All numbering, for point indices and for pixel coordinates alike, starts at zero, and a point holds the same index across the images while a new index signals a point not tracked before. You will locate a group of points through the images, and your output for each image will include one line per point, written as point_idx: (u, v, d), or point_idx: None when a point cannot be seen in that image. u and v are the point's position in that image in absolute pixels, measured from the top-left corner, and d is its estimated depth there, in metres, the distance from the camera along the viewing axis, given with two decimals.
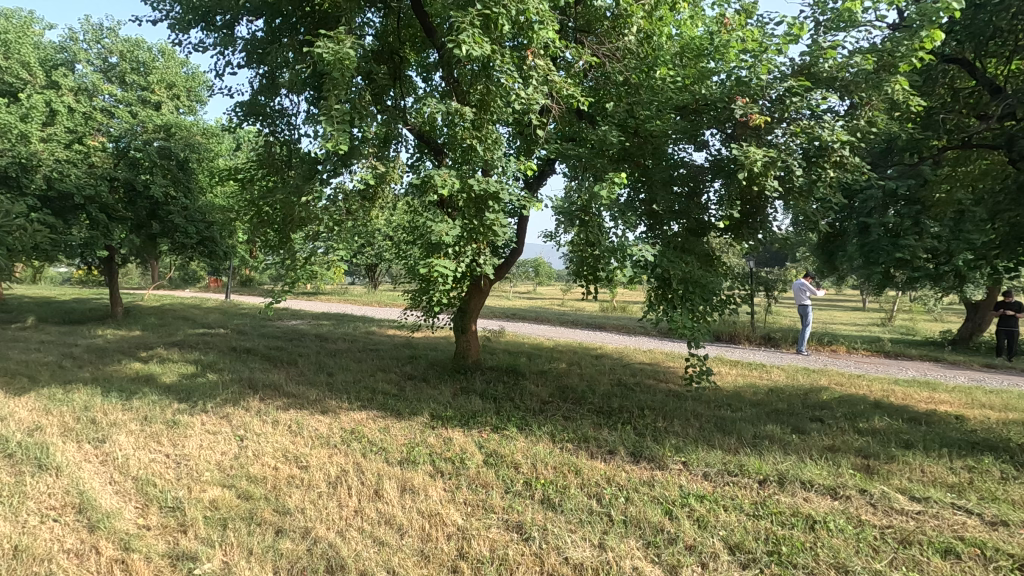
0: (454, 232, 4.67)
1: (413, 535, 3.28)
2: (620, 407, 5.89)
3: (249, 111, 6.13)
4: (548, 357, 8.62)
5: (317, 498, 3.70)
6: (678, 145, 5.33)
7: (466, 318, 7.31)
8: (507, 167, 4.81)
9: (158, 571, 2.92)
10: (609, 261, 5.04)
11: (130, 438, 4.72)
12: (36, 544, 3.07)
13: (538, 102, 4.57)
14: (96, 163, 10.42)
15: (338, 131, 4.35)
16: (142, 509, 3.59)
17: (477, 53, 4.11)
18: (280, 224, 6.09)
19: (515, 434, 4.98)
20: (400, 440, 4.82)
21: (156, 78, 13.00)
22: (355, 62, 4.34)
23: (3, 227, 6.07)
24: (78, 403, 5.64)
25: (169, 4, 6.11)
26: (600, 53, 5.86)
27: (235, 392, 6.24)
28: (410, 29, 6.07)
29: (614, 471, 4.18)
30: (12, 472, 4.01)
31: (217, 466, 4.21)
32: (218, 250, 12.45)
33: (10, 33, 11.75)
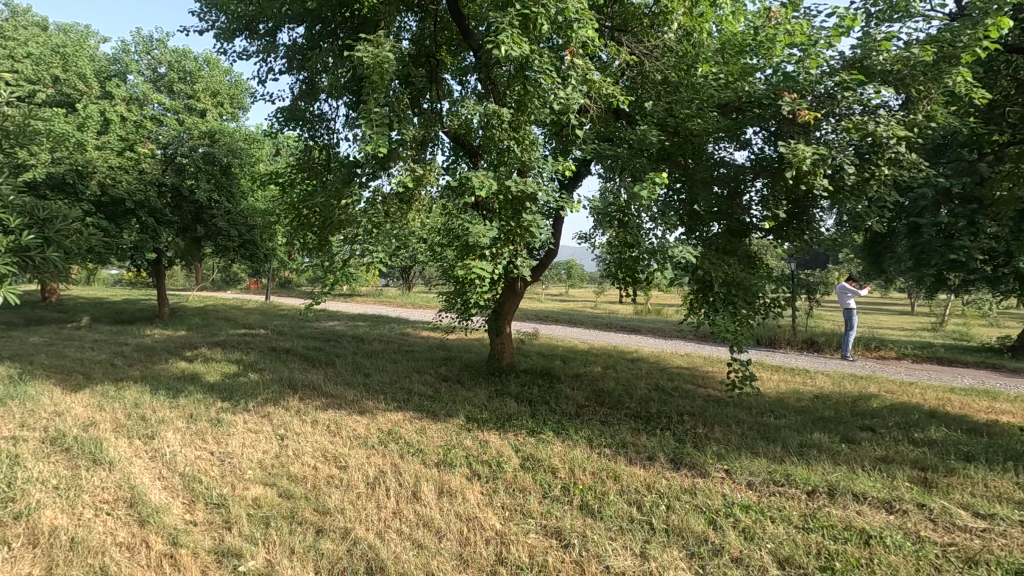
0: (492, 233, 4.65)
1: (451, 539, 3.26)
2: (658, 412, 5.76)
3: (290, 116, 6.25)
4: (583, 361, 8.53)
5: (356, 499, 3.72)
6: (719, 144, 5.23)
7: (500, 321, 7.30)
8: (545, 168, 4.77)
9: (204, 567, 2.98)
10: (647, 263, 4.93)
11: (177, 435, 4.86)
12: (91, 536, 3.18)
13: (576, 102, 4.49)
14: (146, 169, 10.87)
15: (378, 134, 4.40)
16: (189, 505, 3.68)
17: (516, 54, 4.08)
18: (319, 227, 6.19)
19: (552, 438, 4.92)
20: (436, 442, 4.83)
21: (202, 87, 13.31)
22: (395, 66, 4.39)
23: (62, 231, 6.37)
24: (129, 400, 5.86)
25: (215, 14, 6.30)
26: (639, 51, 5.76)
27: (276, 391, 6.37)
28: (447, 33, 6.09)
29: (654, 478, 4.08)
30: (69, 466, 4.18)
31: (259, 464, 4.29)
32: (258, 253, 12.80)
33: (67, 47, 12.32)
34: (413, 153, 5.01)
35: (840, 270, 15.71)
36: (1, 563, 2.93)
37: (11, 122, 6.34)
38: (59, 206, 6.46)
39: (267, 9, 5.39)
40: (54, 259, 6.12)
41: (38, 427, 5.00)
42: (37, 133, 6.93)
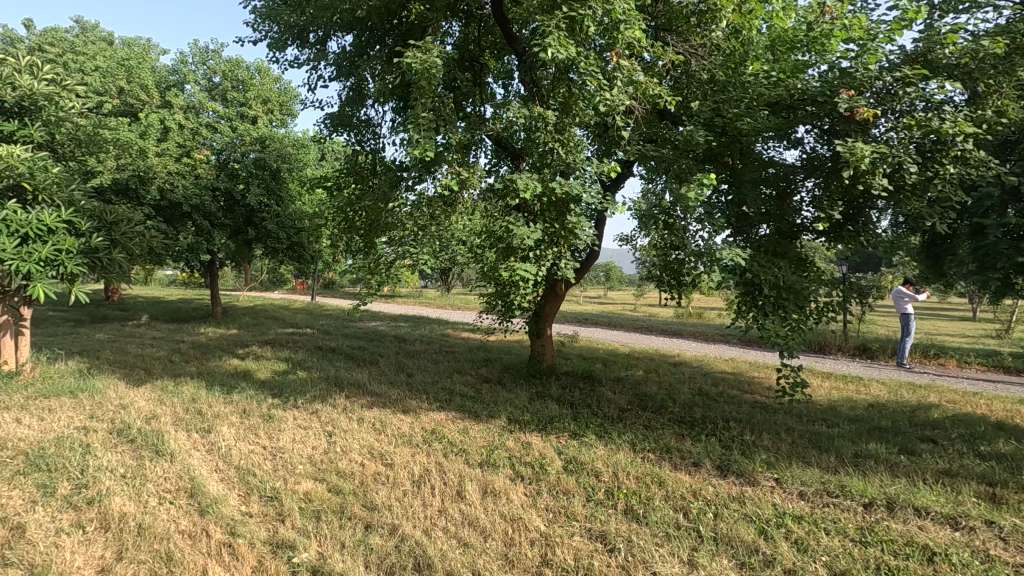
0: (537, 235, 4.66)
1: (496, 539, 3.28)
2: (703, 418, 5.64)
3: (338, 122, 6.42)
4: (624, 364, 8.43)
5: (402, 496, 3.79)
6: (768, 144, 5.11)
7: (541, 323, 7.30)
8: (591, 170, 4.75)
9: (261, 556, 3.09)
10: (694, 265, 4.83)
11: (232, 429, 5.07)
12: (156, 523, 3.35)
13: (623, 104, 4.44)
14: (201, 174, 11.39)
15: (425, 138, 4.47)
16: (244, 496, 3.83)
17: (562, 56, 4.09)
18: (365, 230, 6.33)
19: (594, 441, 4.89)
20: (479, 442, 4.88)
21: (253, 95, 13.83)
22: (443, 71, 4.46)
23: (127, 233, 6.76)
24: (187, 395, 6.14)
25: (268, 25, 6.54)
26: (684, 50, 5.68)
27: (323, 389, 6.56)
28: (491, 37, 6.15)
29: (700, 485, 4.00)
30: (134, 456, 4.42)
31: (309, 460, 4.42)
32: (305, 254, 13.22)
33: (132, 59, 13.02)
34: (458, 156, 5.07)
35: (895, 273, 15.06)
36: (77, 545, 3.14)
37: (82, 131, 6.79)
38: (124, 210, 6.88)
39: (318, 18, 5.56)
40: (121, 260, 6.52)
41: (106, 418, 5.30)
42: (106, 142, 7.41)
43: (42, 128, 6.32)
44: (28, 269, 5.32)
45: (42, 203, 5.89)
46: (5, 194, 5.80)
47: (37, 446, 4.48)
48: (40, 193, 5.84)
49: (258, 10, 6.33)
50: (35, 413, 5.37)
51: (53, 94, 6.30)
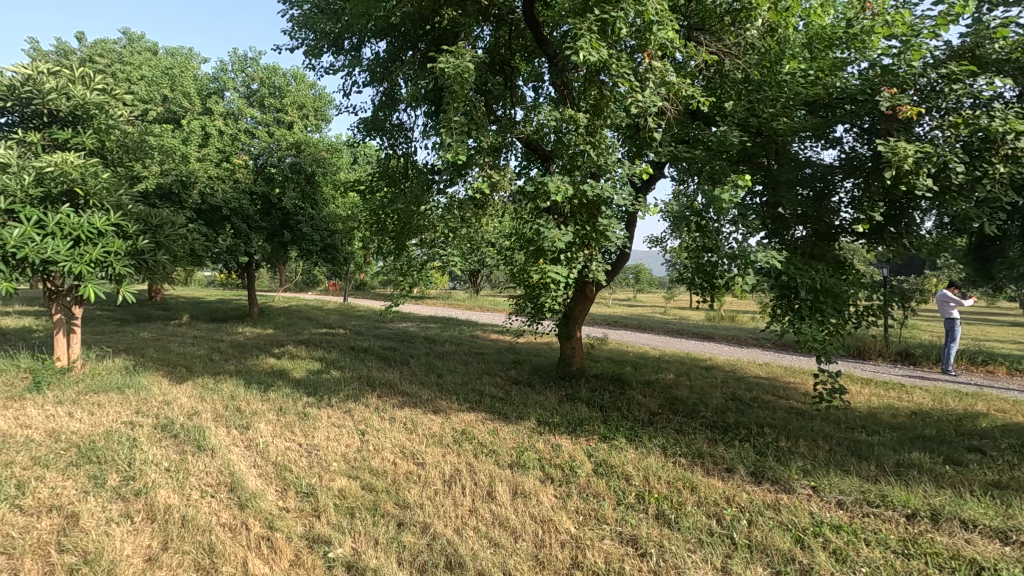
0: (568, 238, 4.65)
1: (527, 540, 3.30)
2: (736, 423, 5.54)
3: (371, 127, 6.55)
4: (654, 367, 8.34)
5: (434, 495, 3.85)
6: (805, 144, 4.97)
7: (570, 325, 7.31)
8: (622, 172, 4.71)
9: (299, 551, 3.18)
10: (727, 268, 4.76)
11: (269, 426, 5.23)
12: (199, 516, 3.47)
13: (656, 106, 4.40)
14: (240, 178, 11.84)
15: (457, 142, 4.52)
16: (282, 492, 3.94)
17: (594, 59, 4.08)
18: (396, 232, 6.43)
19: (624, 445, 4.85)
20: (509, 443, 4.90)
21: (290, 101, 14.18)
22: (474, 75, 4.51)
23: (171, 236, 7.05)
24: (226, 392, 6.35)
25: (305, 32, 6.71)
26: (717, 50, 5.61)
27: (356, 388, 6.69)
28: (521, 40, 6.20)
29: (734, 491, 3.93)
30: (177, 451, 4.58)
31: (342, 457, 4.52)
32: (338, 256, 13.49)
33: (175, 68, 13.49)
34: (489, 159, 5.12)
35: (940, 276, 14.49)
36: (127, 534, 3.28)
37: (130, 139, 7.12)
38: (168, 214, 7.15)
39: (354, 25, 5.69)
40: (165, 262, 6.81)
41: (151, 413, 5.53)
42: (152, 149, 7.72)
43: (93, 136, 6.63)
44: (80, 271, 5.61)
45: (93, 208, 6.17)
46: (59, 199, 6.10)
47: (88, 439, 4.70)
48: (91, 198, 6.13)
49: (296, 19, 6.51)
50: (86, 407, 5.63)
51: (103, 103, 6.60)
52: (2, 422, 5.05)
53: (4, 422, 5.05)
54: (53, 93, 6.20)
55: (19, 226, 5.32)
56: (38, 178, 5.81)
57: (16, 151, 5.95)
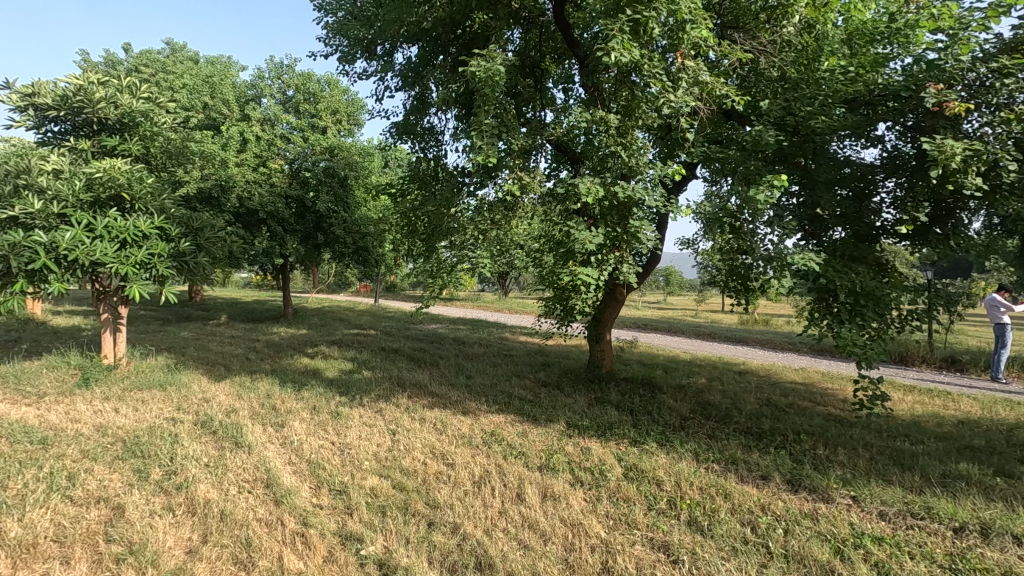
0: (598, 239, 4.62)
1: (557, 543, 3.28)
2: (771, 429, 5.41)
3: (403, 130, 6.64)
4: (685, 371, 8.19)
5: (463, 496, 3.87)
6: (844, 142, 4.82)
7: (600, 328, 7.26)
8: (654, 173, 4.65)
9: (332, 547, 3.24)
10: (762, 270, 4.66)
11: (303, 424, 5.34)
12: (236, 511, 3.57)
13: (689, 106, 4.33)
14: (276, 182, 12.14)
15: (488, 144, 4.54)
16: (315, 489, 4.02)
17: (626, 60, 4.05)
18: (427, 234, 6.50)
19: (655, 449, 4.79)
20: (538, 446, 4.89)
21: (324, 106, 14.49)
22: (505, 78, 4.52)
23: (211, 239, 7.30)
24: (262, 390, 6.52)
25: (339, 39, 6.85)
26: (752, 48, 5.51)
27: (387, 389, 6.78)
28: (552, 42, 6.20)
29: (769, 499, 3.84)
30: (216, 447, 4.73)
31: (374, 457, 4.58)
32: (370, 258, 13.70)
33: (215, 76, 13.93)
34: (519, 161, 5.13)
35: (989, 279, 13.86)
36: (169, 526, 3.40)
37: (173, 145, 7.40)
38: (208, 217, 7.39)
39: (386, 31, 5.78)
40: (205, 263, 7.04)
41: (191, 410, 5.72)
42: (193, 155, 7.99)
43: (138, 143, 6.93)
44: (126, 272, 5.84)
45: (138, 211, 6.42)
46: (107, 203, 6.36)
47: (133, 433, 4.89)
48: (137, 202, 6.38)
49: (330, 26, 6.65)
50: (131, 404, 5.86)
51: (148, 111, 6.88)
52: (54, 417, 5.30)
53: (56, 417, 5.29)
54: (102, 102, 6.48)
55: (70, 230, 5.60)
56: (88, 183, 6.07)
57: (68, 157, 6.24)
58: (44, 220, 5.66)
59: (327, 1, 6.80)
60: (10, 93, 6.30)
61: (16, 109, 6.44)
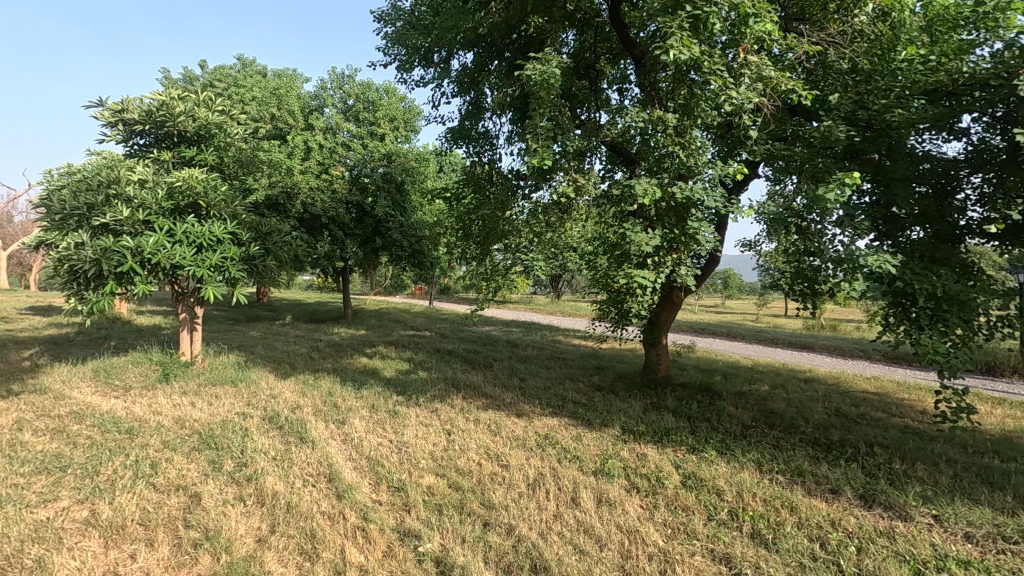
0: (656, 242, 4.52)
1: (613, 549, 3.23)
2: (841, 440, 5.12)
3: (459, 135, 6.76)
4: (747, 378, 7.88)
5: (518, 498, 3.88)
6: (924, 136, 4.51)
7: (656, 331, 7.11)
8: (713, 173, 4.52)
9: (391, 543, 3.32)
10: (831, 273, 4.43)
11: (363, 422, 5.52)
12: (302, 503, 3.73)
13: (753, 102, 4.17)
14: (337, 189, 12.64)
15: (543, 147, 4.54)
16: (375, 485, 4.15)
17: (685, 57, 3.94)
18: (482, 237, 6.57)
19: (715, 458, 4.64)
20: (593, 450, 4.84)
21: (382, 114, 14.96)
22: (560, 81, 4.51)
23: (278, 242, 7.70)
24: (325, 388, 6.78)
25: (397, 48, 7.06)
26: (820, 41, 5.28)
27: (442, 389, 6.90)
28: (607, 44, 6.15)
29: (839, 514, 3.63)
30: (282, 441, 4.96)
31: (430, 455, 4.67)
32: (425, 261, 13.99)
33: (281, 88, 14.61)
34: (574, 163, 5.11)
35: None
36: (241, 515, 3.59)
37: (244, 154, 7.85)
38: (275, 223, 7.80)
39: (443, 39, 5.90)
40: (272, 266, 7.43)
41: (260, 405, 6.03)
42: (261, 163, 8.44)
43: (214, 153, 7.41)
44: (202, 274, 6.25)
45: (213, 218, 6.84)
46: (185, 210, 6.81)
47: (208, 427, 5.20)
48: (212, 209, 6.79)
49: (389, 37, 6.86)
50: (206, 398, 6.24)
51: (223, 123, 7.32)
52: (139, 409, 5.70)
53: (140, 409, 5.71)
54: (182, 116, 6.94)
55: (153, 235, 5.98)
56: (169, 192, 6.51)
57: (152, 167, 6.72)
58: (131, 226, 6.10)
59: (387, 12, 7.01)
60: (103, 110, 6.84)
61: (107, 125, 6.99)
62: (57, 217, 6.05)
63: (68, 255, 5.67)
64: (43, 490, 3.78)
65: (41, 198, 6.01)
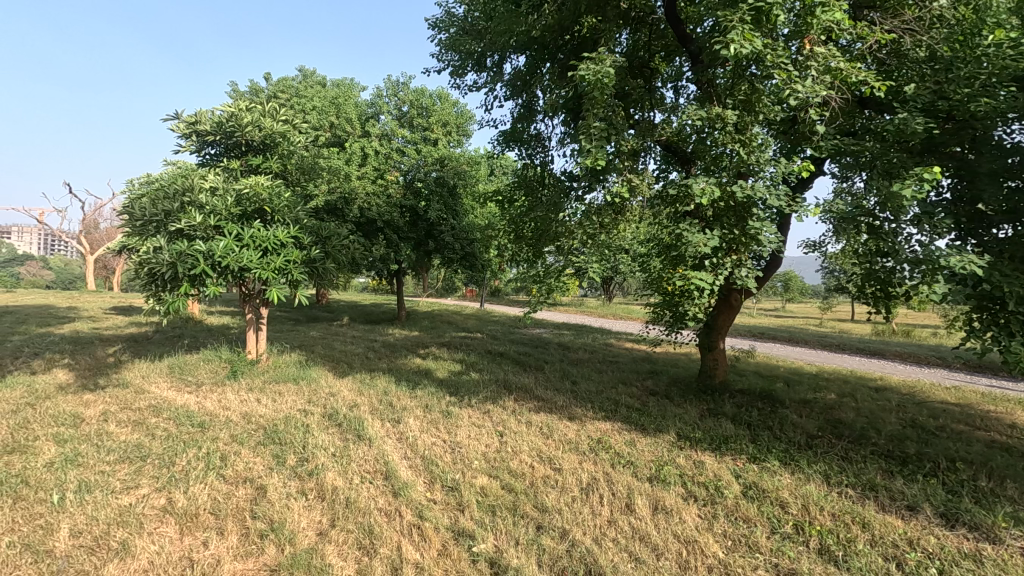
0: (714, 243, 4.38)
1: (670, 559, 3.15)
2: (918, 455, 4.78)
3: (511, 138, 6.79)
4: (812, 385, 7.49)
5: (571, 502, 3.84)
6: (1014, 126, 4.08)
7: (714, 335, 6.89)
8: (776, 171, 4.33)
9: (446, 542, 3.36)
10: (908, 275, 4.15)
11: (417, 421, 5.62)
12: (360, 499, 3.83)
13: (821, 95, 3.96)
14: (392, 194, 12.98)
15: (597, 147, 4.48)
16: (429, 484, 4.21)
17: (747, 51, 3.79)
18: (534, 240, 6.57)
19: (778, 468, 4.44)
20: (648, 456, 4.73)
21: (435, 119, 15.25)
22: (615, 80, 4.43)
23: (337, 245, 7.99)
24: (380, 388, 6.96)
25: (451, 54, 7.17)
26: (893, 28, 4.96)
27: (494, 391, 6.94)
28: (662, 41, 6.03)
29: (917, 533, 3.40)
30: (341, 438, 5.12)
31: (483, 456, 4.70)
32: (477, 263, 14.14)
33: (340, 98, 15.14)
34: (629, 163, 5.03)
35: None
36: (303, 509, 3.73)
37: (305, 162, 8.19)
38: (334, 227, 8.09)
39: (497, 43, 5.95)
40: (331, 268, 7.71)
41: (320, 403, 6.25)
42: (321, 170, 8.77)
43: (278, 161, 7.78)
44: (267, 276, 6.57)
45: (277, 222, 7.16)
46: (252, 215, 7.18)
47: (272, 422, 5.44)
48: (276, 214, 7.12)
49: (443, 43, 6.99)
50: (271, 395, 6.52)
51: (286, 132, 7.67)
52: (210, 404, 6.03)
53: (211, 404, 6.04)
54: (250, 126, 7.31)
55: (224, 239, 6.33)
56: (238, 199, 6.86)
57: (222, 175, 7.10)
58: (203, 231, 6.46)
59: (441, 19, 7.14)
60: (179, 122, 7.29)
61: (183, 137, 7.44)
62: (138, 224, 6.50)
63: (148, 259, 6.08)
64: (126, 478, 4.06)
65: (125, 206, 6.50)
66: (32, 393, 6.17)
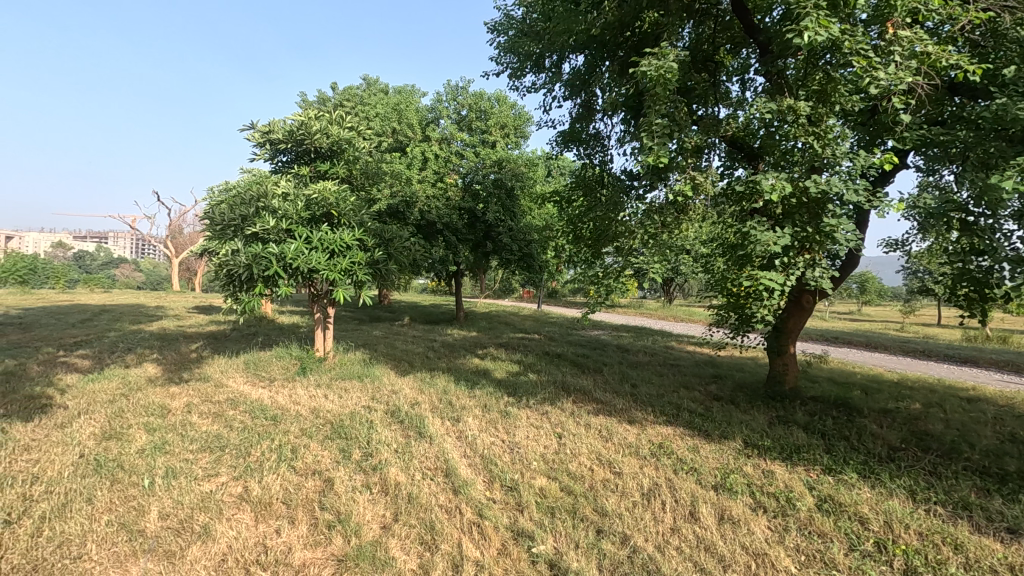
0: (784, 241, 4.17)
1: (738, 571, 3.02)
2: (1020, 472, 4.35)
3: (569, 138, 6.75)
4: (893, 394, 7.00)
5: (633, 507, 3.76)
6: None
7: (783, 339, 6.58)
8: (854, 164, 4.06)
9: (505, 541, 3.37)
10: (1008, 276, 3.79)
11: (476, 421, 5.68)
12: (422, 495, 3.91)
13: (906, 81, 3.67)
14: (451, 196, 13.21)
15: (659, 145, 4.38)
16: (488, 483, 4.24)
17: (823, 38, 3.58)
18: (593, 240, 6.52)
19: (856, 481, 4.16)
20: (712, 463, 4.57)
21: (493, 122, 15.39)
22: (678, 75, 4.32)
23: (399, 247, 8.21)
24: (440, 386, 7.09)
25: (510, 57, 7.22)
26: (989, 5, 4.55)
27: (552, 392, 6.92)
28: (728, 33, 5.81)
29: (1019, 558, 3.09)
30: (403, 435, 5.25)
31: (542, 457, 4.69)
32: (534, 265, 14.15)
33: (402, 104, 15.58)
34: (693, 161, 4.88)
35: None
36: (368, 502, 3.85)
37: (371, 167, 8.50)
38: (397, 229, 8.32)
39: (556, 42, 5.94)
40: (393, 270, 7.93)
41: (383, 400, 6.43)
42: (385, 174, 9.04)
43: (344, 166, 8.09)
44: (334, 277, 6.85)
45: (343, 225, 7.44)
46: (321, 219, 7.49)
47: (339, 418, 5.65)
48: (342, 218, 7.41)
49: (502, 46, 7.04)
50: (337, 391, 6.79)
51: (351, 138, 7.98)
52: (281, 399, 6.35)
53: (283, 398, 6.36)
54: (318, 134, 7.65)
55: (295, 242, 6.66)
56: (308, 203, 7.20)
57: (293, 181, 7.47)
58: (276, 235, 6.81)
59: (500, 22, 7.19)
60: (254, 132, 7.72)
61: (257, 145, 7.87)
62: (218, 228, 6.94)
63: (227, 260, 6.49)
64: (207, 466, 4.34)
65: (206, 212, 6.96)
66: (126, 385, 6.70)
